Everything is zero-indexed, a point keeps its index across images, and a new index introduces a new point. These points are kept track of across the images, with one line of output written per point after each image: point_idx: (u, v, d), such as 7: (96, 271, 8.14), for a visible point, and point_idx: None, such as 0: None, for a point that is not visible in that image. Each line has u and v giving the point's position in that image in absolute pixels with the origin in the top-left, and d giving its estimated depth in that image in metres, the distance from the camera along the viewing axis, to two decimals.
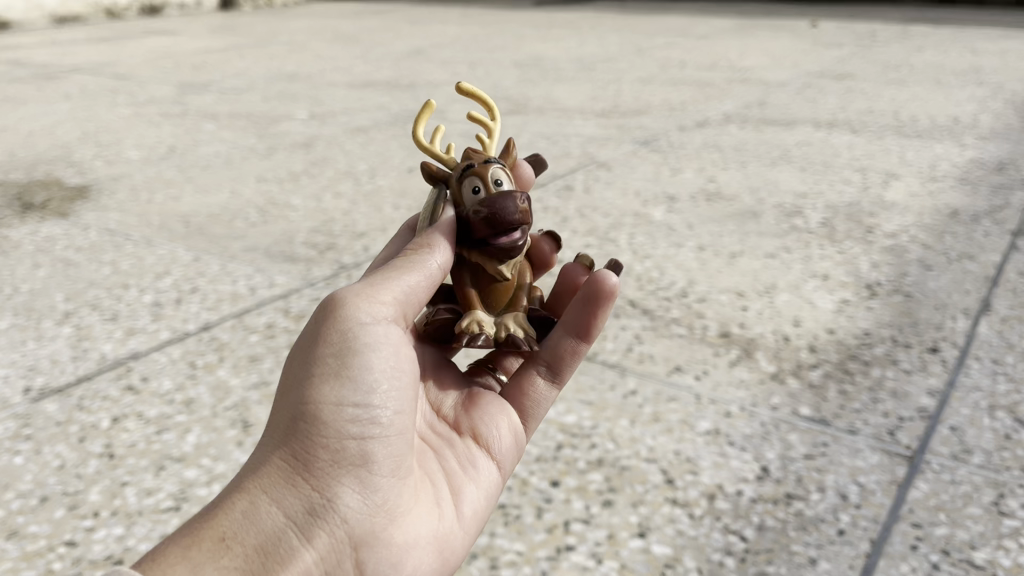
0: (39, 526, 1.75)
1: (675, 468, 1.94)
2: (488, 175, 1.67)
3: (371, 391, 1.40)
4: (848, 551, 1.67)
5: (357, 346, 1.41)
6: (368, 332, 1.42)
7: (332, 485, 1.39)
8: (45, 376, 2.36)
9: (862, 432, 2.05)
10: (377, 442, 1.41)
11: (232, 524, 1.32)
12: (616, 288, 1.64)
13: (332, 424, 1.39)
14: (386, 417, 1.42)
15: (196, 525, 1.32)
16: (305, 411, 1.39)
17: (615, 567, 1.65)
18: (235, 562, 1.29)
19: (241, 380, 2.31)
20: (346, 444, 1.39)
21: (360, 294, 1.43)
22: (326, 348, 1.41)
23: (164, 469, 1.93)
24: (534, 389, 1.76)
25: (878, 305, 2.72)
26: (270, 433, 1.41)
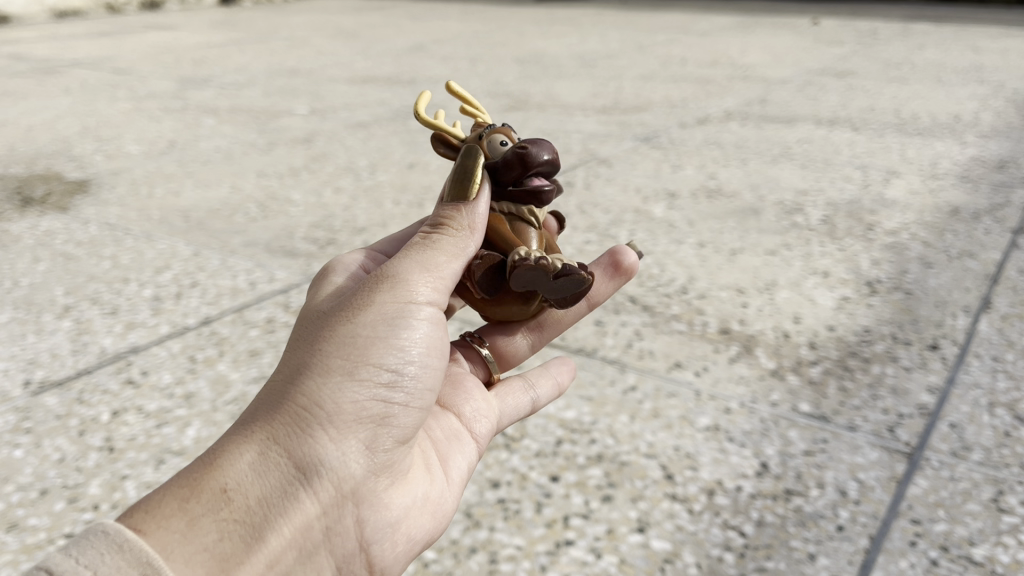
0: (39, 519, 1.75)
1: (675, 464, 1.94)
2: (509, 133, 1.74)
3: (401, 360, 1.41)
4: (847, 547, 1.67)
5: (397, 317, 1.42)
6: (414, 309, 1.43)
7: (344, 442, 1.37)
8: (45, 370, 2.36)
9: (861, 428, 2.06)
10: (396, 406, 1.41)
11: (237, 473, 1.29)
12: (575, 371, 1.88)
13: (357, 385, 1.37)
14: (408, 383, 1.42)
15: (197, 473, 1.28)
16: (332, 364, 1.36)
17: (615, 562, 1.65)
18: (238, 515, 1.26)
19: (241, 374, 2.31)
20: (365, 404, 1.38)
21: (413, 273, 1.44)
22: (368, 312, 1.40)
23: (163, 463, 1.93)
24: (513, 392, 1.77)
25: (878, 302, 2.72)
26: (285, 379, 1.37)
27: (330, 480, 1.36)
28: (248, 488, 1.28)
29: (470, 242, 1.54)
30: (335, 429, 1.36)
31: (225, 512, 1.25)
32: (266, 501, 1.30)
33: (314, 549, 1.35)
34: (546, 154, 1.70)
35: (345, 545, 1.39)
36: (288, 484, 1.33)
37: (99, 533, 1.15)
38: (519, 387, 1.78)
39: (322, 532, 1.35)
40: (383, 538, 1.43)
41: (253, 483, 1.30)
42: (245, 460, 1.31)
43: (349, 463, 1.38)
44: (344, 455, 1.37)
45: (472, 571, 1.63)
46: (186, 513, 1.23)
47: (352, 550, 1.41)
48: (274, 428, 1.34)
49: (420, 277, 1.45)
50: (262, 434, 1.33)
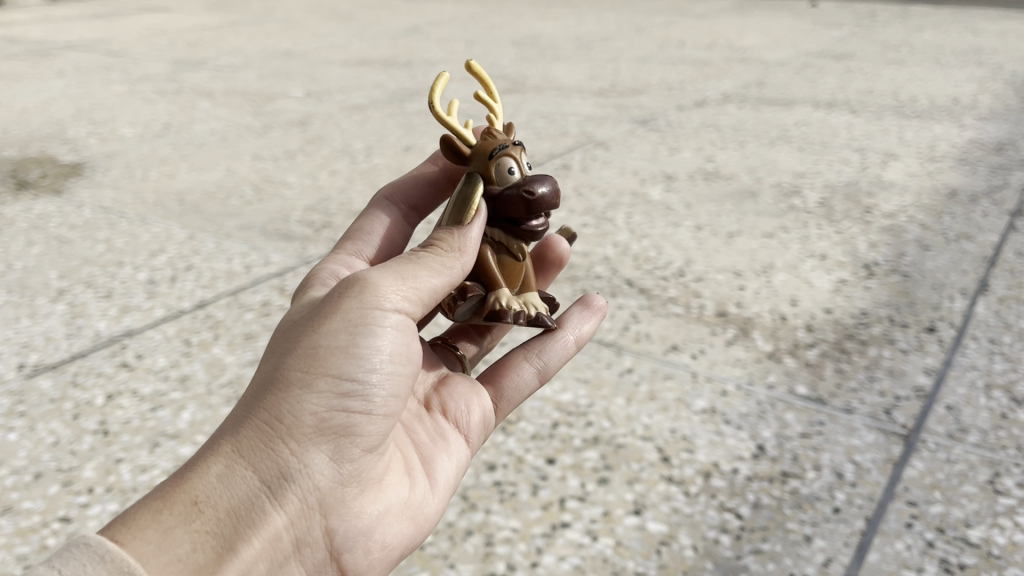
0: (33, 502, 1.75)
1: (671, 446, 1.94)
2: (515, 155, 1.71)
3: (365, 371, 1.38)
4: (843, 529, 1.67)
5: (361, 326, 1.37)
6: (379, 319, 1.38)
7: (310, 454, 1.37)
8: (39, 353, 2.35)
9: (858, 410, 2.06)
10: (361, 417, 1.39)
11: (205, 485, 1.29)
12: (603, 306, 1.83)
13: (320, 396, 1.36)
14: (373, 393, 1.39)
15: (169, 487, 1.29)
16: (297, 377, 1.35)
17: (610, 544, 1.65)
18: (209, 528, 1.27)
19: (236, 357, 2.30)
20: (328, 414, 1.37)
21: (382, 282, 1.39)
22: (331, 322, 1.37)
23: (158, 446, 1.92)
24: (518, 372, 1.75)
25: (875, 285, 2.71)
26: (255, 392, 1.37)
27: (297, 488, 1.36)
28: (217, 499, 1.29)
29: (459, 265, 1.53)
30: (300, 439, 1.36)
31: (195, 524, 1.26)
32: (236, 511, 1.30)
33: (285, 558, 1.35)
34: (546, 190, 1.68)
35: (317, 554, 1.39)
36: (255, 494, 1.33)
37: (75, 545, 1.18)
38: (523, 361, 1.75)
39: (292, 542, 1.36)
40: (356, 547, 1.43)
41: (223, 494, 1.30)
42: (212, 472, 1.31)
43: (315, 474, 1.37)
44: (309, 465, 1.37)
45: (468, 554, 1.63)
46: (156, 523, 1.24)
47: (324, 559, 1.40)
48: (241, 439, 1.33)
49: (387, 284, 1.40)
50: (231, 446, 1.33)
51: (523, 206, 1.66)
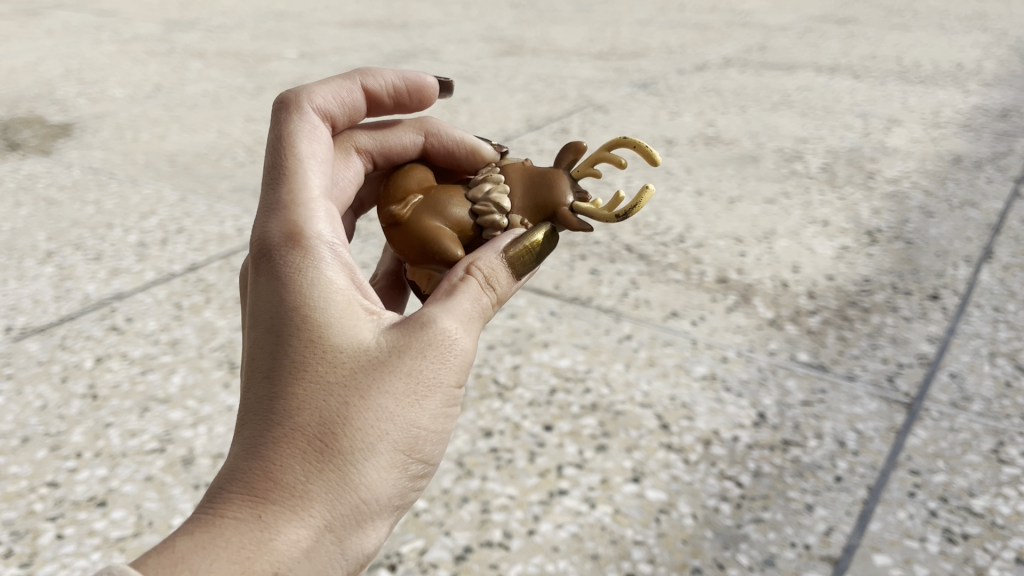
0: (20, 467, 1.71)
1: (670, 413, 1.91)
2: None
3: (433, 450, 1.21)
4: (845, 498, 1.64)
5: (445, 403, 1.19)
6: (458, 399, 1.21)
7: (378, 529, 1.18)
8: (26, 316, 2.30)
9: (860, 378, 2.03)
10: (416, 493, 1.24)
11: (292, 559, 1.04)
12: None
13: (403, 473, 1.18)
14: (429, 468, 1.23)
15: (244, 548, 1.00)
16: (389, 449, 1.14)
17: (608, 513, 1.62)
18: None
19: (228, 321, 2.26)
20: (398, 490, 1.18)
21: (469, 352, 1.21)
22: (434, 397, 1.17)
23: (148, 411, 1.89)
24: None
25: (878, 251, 2.67)
26: (337, 448, 1.11)
27: (356, 561, 1.15)
28: None
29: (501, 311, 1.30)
30: (377, 516, 1.16)
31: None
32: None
33: None
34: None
35: None
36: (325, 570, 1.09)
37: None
38: None
39: None
40: None
41: (303, 566, 1.06)
42: (297, 542, 1.05)
43: (371, 550, 1.18)
44: (370, 542, 1.17)
45: (465, 521, 1.60)
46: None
47: None
48: (321, 506, 1.09)
49: (467, 360, 1.21)
50: (309, 510, 1.08)
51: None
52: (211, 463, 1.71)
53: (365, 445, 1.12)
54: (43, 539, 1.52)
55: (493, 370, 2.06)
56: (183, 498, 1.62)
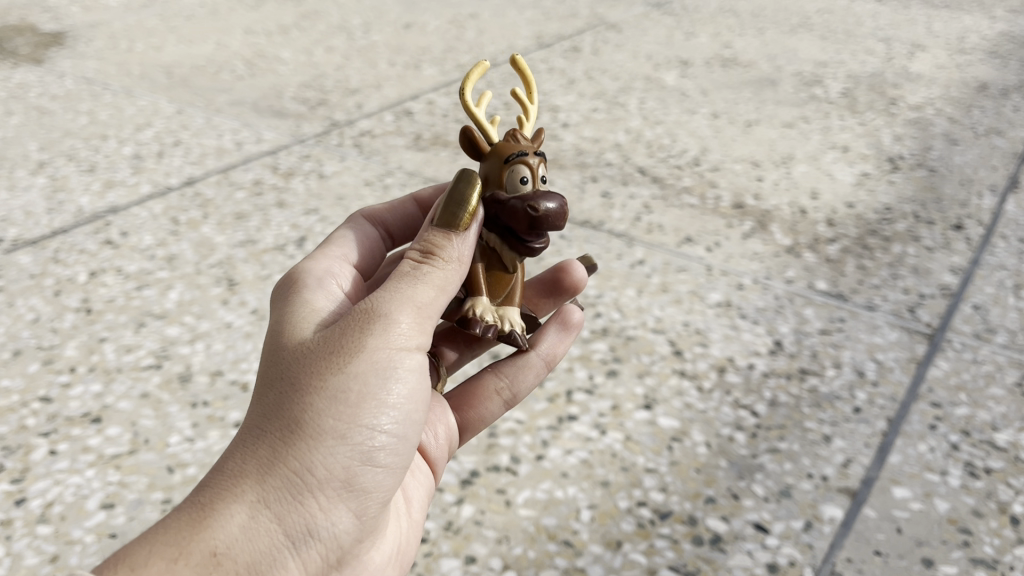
0: (11, 380, 1.65)
1: (683, 340, 1.85)
2: (538, 164, 1.30)
3: (393, 422, 1.10)
4: (864, 430, 1.59)
5: (392, 371, 1.08)
6: (403, 364, 1.09)
7: (338, 508, 1.09)
8: (18, 228, 2.22)
9: (880, 307, 1.96)
10: (386, 473, 1.12)
11: (226, 535, 1.00)
12: (581, 321, 1.41)
13: (353, 447, 1.07)
14: (393, 443, 1.11)
15: (178, 531, 0.99)
16: (326, 424, 1.05)
17: (619, 439, 1.57)
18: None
19: (227, 237, 2.19)
20: (351, 466, 1.08)
21: (409, 319, 1.08)
22: (363, 365, 1.06)
23: (144, 326, 1.82)
24: (484, 403, 1.38)
25: (900, 179, 2.58)
26: (272, 429, 1.05)
27: (318, 539, 1.08)
28: (240, 554, 1.01)
29: (455, 278, 1.14)
30: (328, 494, 1.07)
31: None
32: (255, 564, 1.02)
33: None
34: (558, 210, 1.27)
35: None
36: (274, 547, 1.04)
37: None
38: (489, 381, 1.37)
39: None
40: None
41: (244, 545, 1.01)
42: (232, 520, 1.01)
43: (333, 531, 1.09)
44: (332, 520, 1.08)
45: (471, 445, 1.54)
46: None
47: None
48: (257, 482, 1.04)
49: (413, 329, 1.09)
50: (246, 487, 1.03)
51: (528, 223, 1.26)
52: (209, 381, 1.66)
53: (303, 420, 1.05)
54: (36, 456, 1.47)
55: None
56: (180, 417, 1.57)
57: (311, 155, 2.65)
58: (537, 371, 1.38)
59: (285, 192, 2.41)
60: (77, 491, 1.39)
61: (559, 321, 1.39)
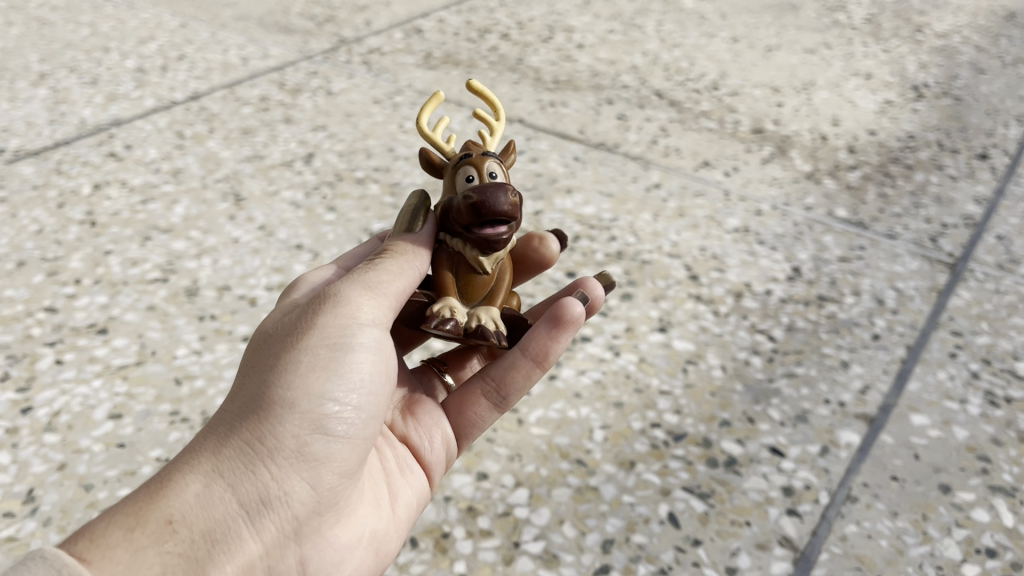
0: (16, 291, 1.62)
1: (700, 265, 1.81)
2: (487, 162, 1.18)
3: (355, 390, 1.07)
4: (882, 357, 1.56)
5: (348, 343, 1.06)
6: (350, 335, 1.06)
7: (293, 479, 1.04)
8: (19, 139, 2.17)
9: (902, 236, 1.92)
10: (340, 444, 1.06)
11: (177, 500, 0.98)
12: (582, 316, 1.18)
13: (304, 415, 1.03)
14: (348, 413, 1.06)
15: (133, 502, 0.96)
16: (278, 395, 1.03)
17: (633, 361, 1.54)
18: (186, 550, 0.95)
19: (233, 153, 2.14)
20: (303, 434, 1.04)
21: (356, 295, 1.07)
22: (311, 338, 1.05)
23: (150, 240, 1.79)
24: (475, 406, 1.27)
25: (924, 108, 2.51)
26: (233, 407, 1.05)
27: (278, 511, 1.04)
28: (193, 520, 0.98)
29: (415, 271, 1.13)
30: (281, 463, 1.03)
31: (172, 549, 0.94)
32: (212, 533, 0.99)
33: None
34: (508, 199, 1.13)
35: None
36: (231, 517, 1.00)
37: (34, 558, 0.84)
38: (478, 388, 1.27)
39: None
40: None
41: (201, 515, 0.98)
42: (187, 489, 0.99)
43: (289, 503, 1.04)
44: (292, 491, 1.04)
45: None
46: (129, 544, 0.91)
47: None
48: (213, 453, 1.02)
49: (369, 301, 1.07)
50: (203, 459, 1.02)
51: (470, 214, 1.13)
52: (216, 296, 1.63)
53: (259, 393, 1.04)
54: (42, 365, 1.44)
55: None
56: (187, 330, 1.54)
57: (319, 72, 2.58)
58: (528, 373, 1.23)
59: (293, 109, 2.35)
60: (84, 401, 1.38)
61: (551, 317, 1.18)
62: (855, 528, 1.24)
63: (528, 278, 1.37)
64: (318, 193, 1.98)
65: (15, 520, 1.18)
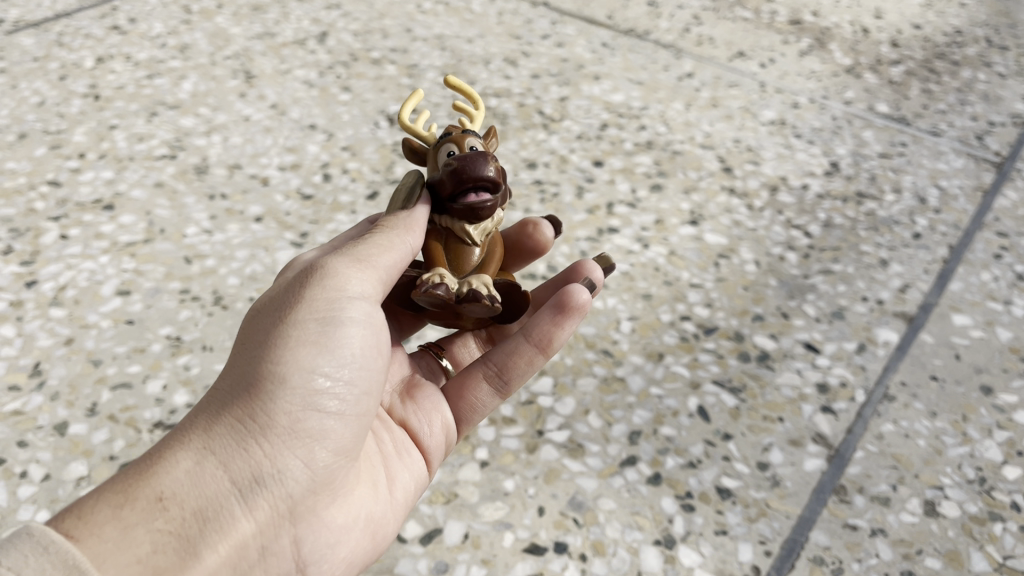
0: (18, 163, 1.54)
1: (733, 158, 1.72)
2: (468, 137, 1.03)
3: (350, 365, 0.89)
4: (924, 256, 1.49)
5: (338, 317, 0.88)
6: (343, 304, 0.89)
7: (291, 458, 0.85)
8: (18, 10, 2.05)
9: (946, 134, 1.82)
10: (339, 421, 0.88)
11: (164, 479, 0.79)
12: (588, 304, 1.03)
13: (302, 385, 0.85)
14: (346, 387, 0.88)
15: (116, 478, 0.78)
16: (271, 365, 0.85)
17: (663, 254, 1.47)
18: (178, 530, 0.77)
19: (243, 30, 2.03)
20: (301, 404, 0.86)
21: (349, 264, 0.90)
22: (301, 308, 0.88)
23: (157, 116, 1.70)
24: (475, 391, 1.06)
25: (972, 3, 2.37)
26: (222, 381, 0.87)
27: (273, 491, 0.84)
28: (184, 501, 0.79)
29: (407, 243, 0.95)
30: (278, 439, 0.85)
31: (163, 527, 0.76)
32: (203, 513, 0.80)
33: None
34: (489, 167, 1.00)
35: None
36: (225, 495, 0.81)
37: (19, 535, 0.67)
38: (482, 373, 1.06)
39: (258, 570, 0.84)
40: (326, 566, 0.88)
41: (192, 492, 0.79)
42: (176, 466, 0.80)
43: (286, 484, 0.85)
44: (289, 470, 0.85)
45: None
46: (116, 521, 0.74)
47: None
48: (203, 429, 0.84)
49: (356, 274, 0.90)
50: (192, 434, 0.83)
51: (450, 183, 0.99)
52: (227, 175, 1.56)
53: (247, 365, 0.86)
54: (46, 240, 1.38)
55: (538, 102, 1.83)
56: (197, 209, 1.47)
57: None
58: (530, 359, 1.04)
59: None
60: (90, 277, 1.32)
61: (556, 301, 1.03)
62: (892, 427, 1.19)
63: (523, 265, 1.22)
64: (332, 72, 1.88)
65: (20, 394, 1.14)
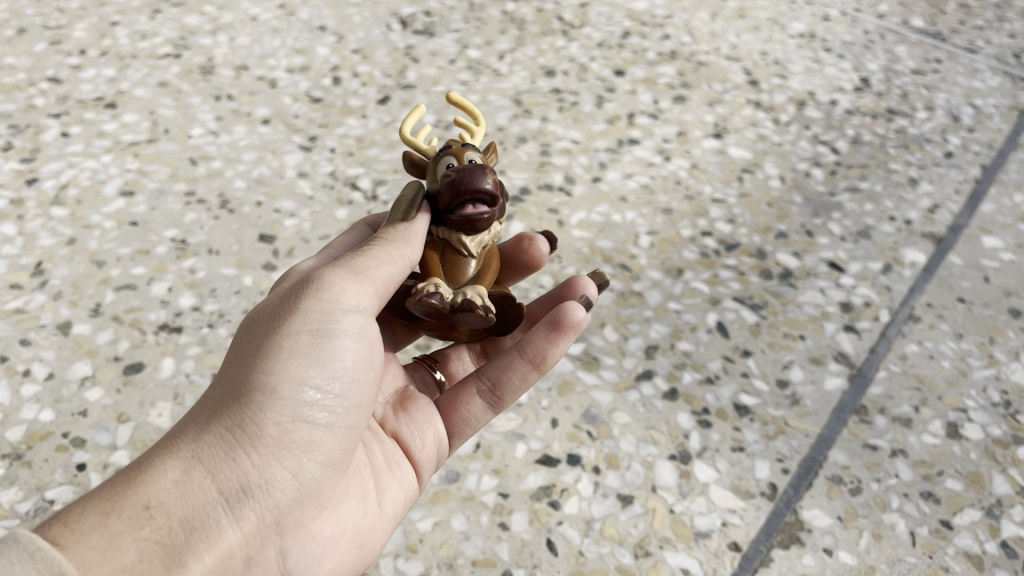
0: (16, 59, 1.49)
1: (760, 71, 1.65)
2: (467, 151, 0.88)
3: (348, 381, 0.75)
4: (955, 176, 1.44)
5: (332, 329, 0.74)
6: (339, 312, 0.75)
7: (283, 470, 0.72)
8: None
9: (983, 51, 1.74)
10: (331, 432, 0.74)
11: (151, 488, 0.67)
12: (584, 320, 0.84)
13: (296, 394, 0.72)
14: (343, 398, 0.75)
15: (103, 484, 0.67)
16: (261, 374, 0.72)
17: (685, 168, 1.42)
18: (163, 539, 0.65)
19: None
20: (294, 415, 0.72)
21: (345, 271, 0.77)
22: (295, 318, 0.74)
23: (160, 14, 1.63)
24: (467, 409, 0.89)
25: None
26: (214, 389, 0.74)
27: (262, 502, 0.71)
28: (171, 511, 0.66)
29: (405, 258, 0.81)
30: (268, 449, 0.71)
31: (150, 537, 0.64)
32: (189, 522, 0.67)
33: None
34: (488, 179, 0.85)
35: None
36: (212, 507, 0.68)
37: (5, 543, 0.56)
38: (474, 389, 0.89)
39: None
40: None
41: (179, 504, 0.67)
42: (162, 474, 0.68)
43: (274, 497, 0.72)
44: (278, 481, 0.72)
45: (522, 163, 1.39)
46: (104, 529, 0.63)
47: None
48: (193, 436, 0.71)
49: (354, 286, 0.76)
50: (181, 441, 0.71)
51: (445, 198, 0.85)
52: (234, 75, 1.50)
53: (237, 374, 0.73)
54: (47, 137, 1.34)
55: (557, 8, 1.75)
56: (202, 109, 1.42)
57: None
58: (524, 376, 0.86)
59: None
60: (93, 176, 1.27)
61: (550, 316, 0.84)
62: (917, 348, 1.16)
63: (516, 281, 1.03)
64: None
65: (22, 293, 1.11)
